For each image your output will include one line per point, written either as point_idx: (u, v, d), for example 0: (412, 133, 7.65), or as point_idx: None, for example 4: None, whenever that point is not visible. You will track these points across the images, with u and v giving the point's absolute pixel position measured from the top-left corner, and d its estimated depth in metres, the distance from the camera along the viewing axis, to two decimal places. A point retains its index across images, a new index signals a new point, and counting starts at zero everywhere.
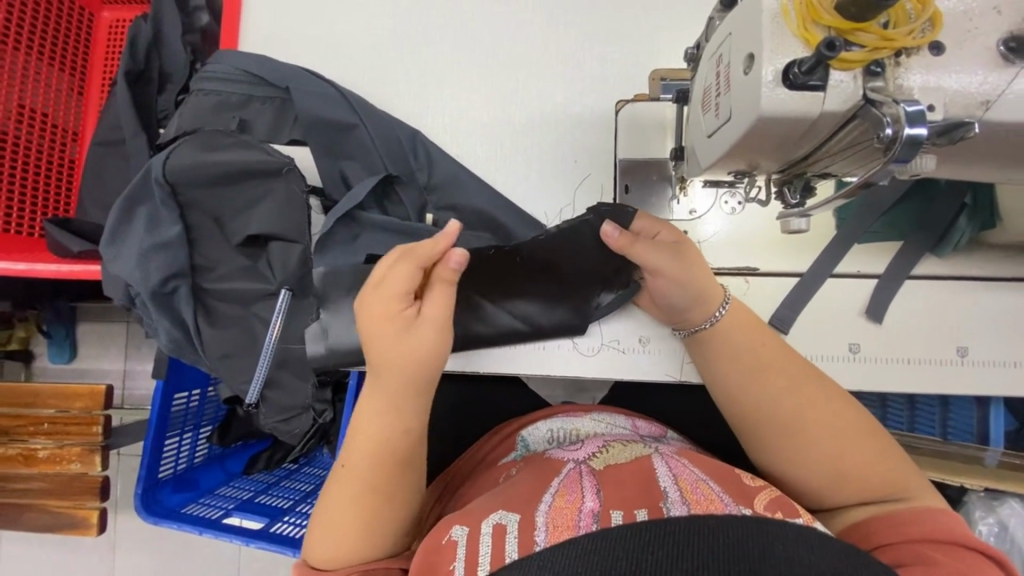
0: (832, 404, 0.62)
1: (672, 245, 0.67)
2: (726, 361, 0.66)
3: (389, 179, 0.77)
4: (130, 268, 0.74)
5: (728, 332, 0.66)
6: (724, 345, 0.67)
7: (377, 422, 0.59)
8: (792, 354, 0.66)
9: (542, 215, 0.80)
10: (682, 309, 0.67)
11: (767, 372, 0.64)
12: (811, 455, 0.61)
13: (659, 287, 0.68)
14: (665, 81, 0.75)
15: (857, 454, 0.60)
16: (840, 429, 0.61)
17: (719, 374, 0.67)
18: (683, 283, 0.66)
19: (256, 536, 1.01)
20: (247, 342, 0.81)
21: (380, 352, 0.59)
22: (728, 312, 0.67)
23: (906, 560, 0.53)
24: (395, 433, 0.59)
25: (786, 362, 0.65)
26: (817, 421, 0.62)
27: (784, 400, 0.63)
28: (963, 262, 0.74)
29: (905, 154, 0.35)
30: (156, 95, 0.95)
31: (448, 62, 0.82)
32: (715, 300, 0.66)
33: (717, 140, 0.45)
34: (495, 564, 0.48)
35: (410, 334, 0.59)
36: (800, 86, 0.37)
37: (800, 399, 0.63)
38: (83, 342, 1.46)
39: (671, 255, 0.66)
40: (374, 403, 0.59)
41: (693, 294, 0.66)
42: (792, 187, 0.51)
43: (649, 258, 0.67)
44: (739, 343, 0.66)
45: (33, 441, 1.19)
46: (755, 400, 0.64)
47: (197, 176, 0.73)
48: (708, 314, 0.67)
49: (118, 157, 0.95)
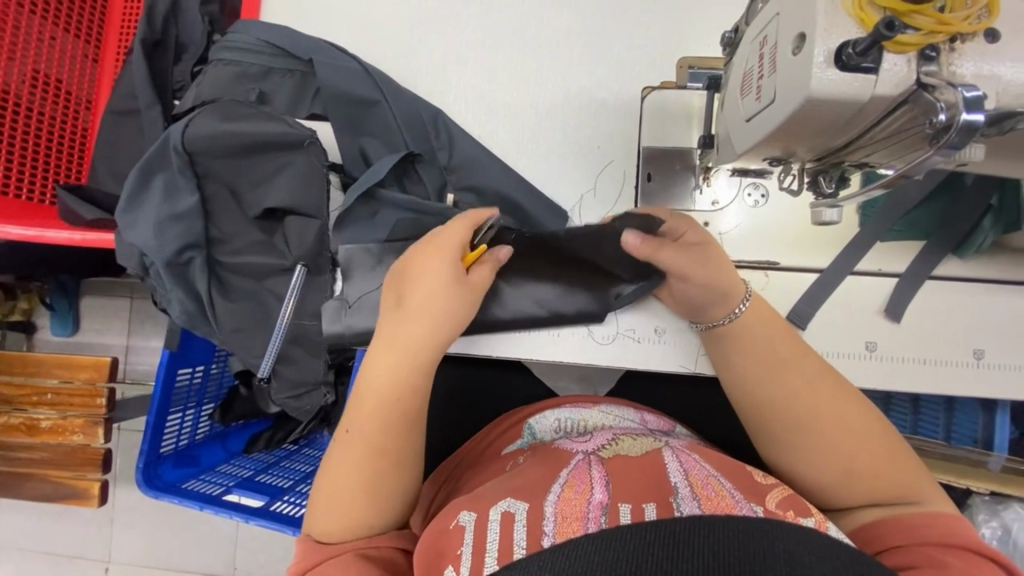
0: (855, 409, 0.62)
1: (696, 240, 0.67)
2: (744, 356, 0.66)
3: (410, 157, 0.77)
4: (146, 237, 0.73)
5: (752, 329, 0.66)
6: (747, 344, 0.66)
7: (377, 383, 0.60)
8: (813, 353, 0.65)
9: (562, 200, 0.79)
10: (702, 305, 0.67)
11: (789, 371, 0.63)
12: (826, 454, 0.61)
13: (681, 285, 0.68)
14: (694, 69, 0.74)
15: (872, 458, 0.60)
16: (859, 430, 0.61)
17: (741, 369, 0.66)
18: (703, 282, 0.65)
19: (256, 514, 1.00)
20: (261, 316, 0.81)
21: (427, 303, 0.61)
22: (749, 309, 0.66)
23: (920, 562, 0.53)
24: (407, 392, 0.60)
25: (810, 365, 0.64)
26: (832, 419, 0.61)
27: (801, 397, 0.62)
28: (985, 264, 0.73)
29: (959, 139, 0.35)
30: (172, 66, 0.94)
31: (473, 42, 0.81)
32: (736, 295, 0.66)
33: (756, 124, 0.45)
34: (502, 554, 0.47)
35: (448, 291, 0.62)
36: (853, 68, 0.36)
37: (824, 398, 0.62)
38: (86, 316, 1.46)
39: (716, 266, 0.66)
40: (385, 354, 0.61)
41: (704, 294, 0.66)
42: (827, 176, 0.50)
43: (677, 258, 0.66)
44: (769, 338, 0.65)
45: (36, 410, 1.19)
46: (774, 397, 0.63)
47: (215, 146, 0.72)
48: (727, 312, 0.66)
49: (132, 127, 0.93)
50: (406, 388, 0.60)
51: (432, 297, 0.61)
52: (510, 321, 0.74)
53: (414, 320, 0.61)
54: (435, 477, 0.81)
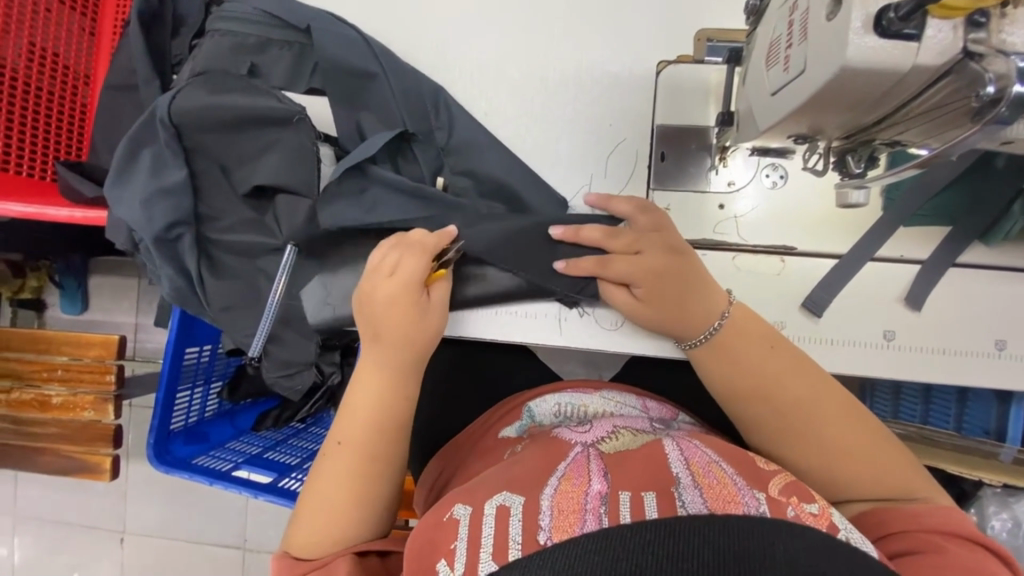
0: (839, 423, 0.59)
1: (671, 257, 0.67)
2: (726, 358, 0.65)
3: (405, 135, 0.75)
4: (132, 211, 0.71)
5: (727, 344, 0.65)
6: (726, 356, 0.65)
7: (367, 392, 0.63)
8: (799, 366, 0.63)
9: (569, 181, 0.77)
10: (672, 328, 0.67)
11: (766, 394, 0.62)
12: (813, 459, 0.59)
13: (640, 314, 0.68)
14: (712, 41, 0.71)
15: (863, 459, 0.58)
16: (846, 439, 0.59)
17: (719, 384, 0.66)
18: (675, 307, 0.66)
19: (266, 489, 1.01)
20: (251, 296, 0.79)
21: (395, 332, 0.64)
22: (726, 326, 0.65)
23: (921, 549, 0.51)
24: (400, 399, 0.63)
25: (792, 386, 0.62)
26: (820, 415, 0.60)
27: (788, 395, 0.61)
28: (1013, 251, 0.69)
29: (1010, 114, 0.32)
30: (170, 39, 0.90)
31: (480, 13, 0.77)
32: (710, 314, 0.65)
33: (783, 97, 0.42)
34: (497, 552, 0.46)
35: (422, 319, 0.66)
36: (892, 35, 0.33)
37: (803, 415, 0.60)
38: (95, 294, 1.46)
39: (695, 293, 0.66)
40: (370, 379, 0.63)
41: (669, 321, 0.66)
42: (855, 155, 0.47)
43: (649, 284, 0.67)
44: (749, 351, 0.64)
45: (47, 387, 1.20)
46: (749, 415, 0.63)
47: (202, 119, 0.71)
48: (700, 331, 0.66)
49: (131, 103, 0.91)
50: (396, 398, 0.63)
51: (410, 329, 0.65)
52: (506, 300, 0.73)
53: (394, 352, 0.64)
54: (434, 465, 0.81)
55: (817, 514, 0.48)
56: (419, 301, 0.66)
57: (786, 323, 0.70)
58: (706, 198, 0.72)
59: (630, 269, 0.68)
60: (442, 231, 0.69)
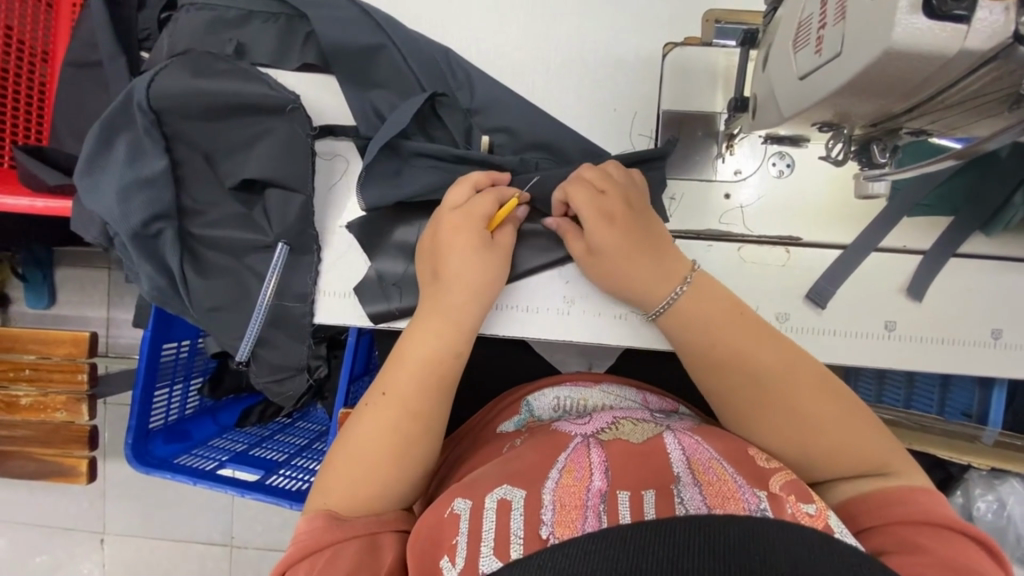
0: (805, 395, 0.57)
1: (632, 219, 0.65)
2: (691, 330, 0.62)
3: (433, 97, 0.71)
4: (108, 205, 0.67)
5: (690, 314, 0.62)
6: (691, 326, 0.62)
7: (416, 349, 0.60)
8: (768, 336, 0.60)
9: (600, 143, 0.78)
10: (634, 294, 0.65)
11: (736, 362, 0.60)
12: (773, 430, 0.57)
13: (594, 267, 0.66)
14: (721, 24, 0.70)
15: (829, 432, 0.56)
16: (816, 410, 0.57)
17: (685, 351, 0.63)
18: (627, 271, 0.64)
19: (252, 488, 0.97)
20: (238, 294, 0.74)
21: (456, 267, 0.63)
22: (687, 292, 0.63)
23: (894, 547, 0.49)
24: (451, 354, 0.61)
25: (756, 353, 0.59)
26: (799, 387, 0.58)
27: (762, 358, 0.59)
28: (1012, 240, 0.69)
29: None
30: (136, 11, 0.83)
31: (490, 3, 0.79)
32: (672, 281, 0.64)
33: (814, 80, 0.42)
34: (499, 548, 0.44)
35: (488, 257, 0.64)
36: (943, 15, 0.32)
37: (764, 384, 0.58)
38: (62, 288, 1.38)
39: (651, 259, 0.64)
40: (425, 325, 0.61)
41: (632, 285, 0.64)
42: (882, 144, 0.46)
43: (605, 237, 0.64)
44: (707, 323, 0.62)
45: (14, 387, 1.13)
46: (715, 381, 0.61)
47: (184, 104, 0.66)
48: (664, 296, 0.63)
49: (96, 81, 0.84)
50: (446, 354, 0.60)
51: (463, 264, 0.63)
52: (558, 262, 0.71)
53: (448, 292, 0.63)
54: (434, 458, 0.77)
55: (813, 515, 0.46)
56: (483, 240, 0.65)
57: (791, 314, 0.69)
58: (712, 186, 0.72)
59: (596, 212, 0.64)
60: (518, 191, 0.68)
